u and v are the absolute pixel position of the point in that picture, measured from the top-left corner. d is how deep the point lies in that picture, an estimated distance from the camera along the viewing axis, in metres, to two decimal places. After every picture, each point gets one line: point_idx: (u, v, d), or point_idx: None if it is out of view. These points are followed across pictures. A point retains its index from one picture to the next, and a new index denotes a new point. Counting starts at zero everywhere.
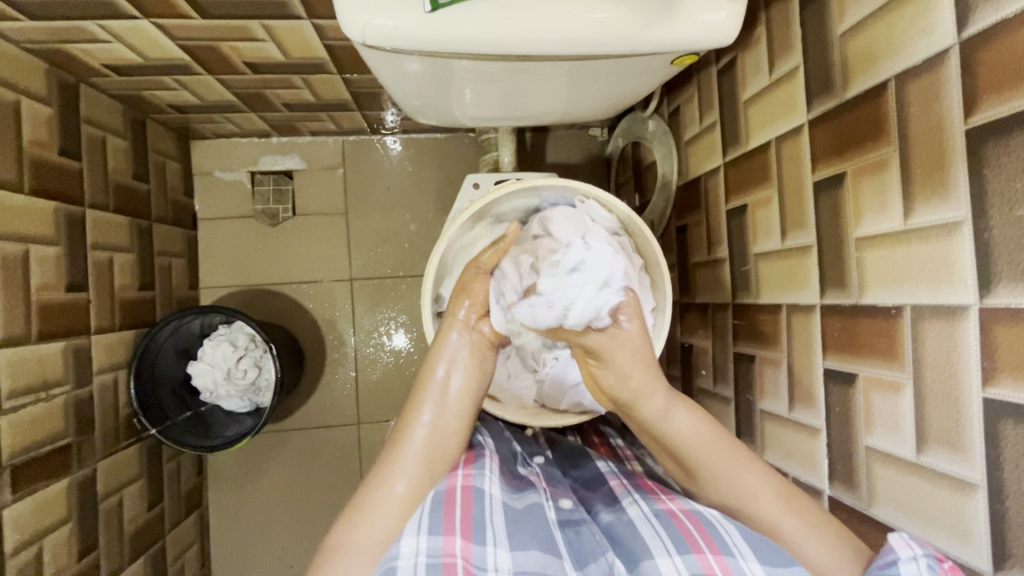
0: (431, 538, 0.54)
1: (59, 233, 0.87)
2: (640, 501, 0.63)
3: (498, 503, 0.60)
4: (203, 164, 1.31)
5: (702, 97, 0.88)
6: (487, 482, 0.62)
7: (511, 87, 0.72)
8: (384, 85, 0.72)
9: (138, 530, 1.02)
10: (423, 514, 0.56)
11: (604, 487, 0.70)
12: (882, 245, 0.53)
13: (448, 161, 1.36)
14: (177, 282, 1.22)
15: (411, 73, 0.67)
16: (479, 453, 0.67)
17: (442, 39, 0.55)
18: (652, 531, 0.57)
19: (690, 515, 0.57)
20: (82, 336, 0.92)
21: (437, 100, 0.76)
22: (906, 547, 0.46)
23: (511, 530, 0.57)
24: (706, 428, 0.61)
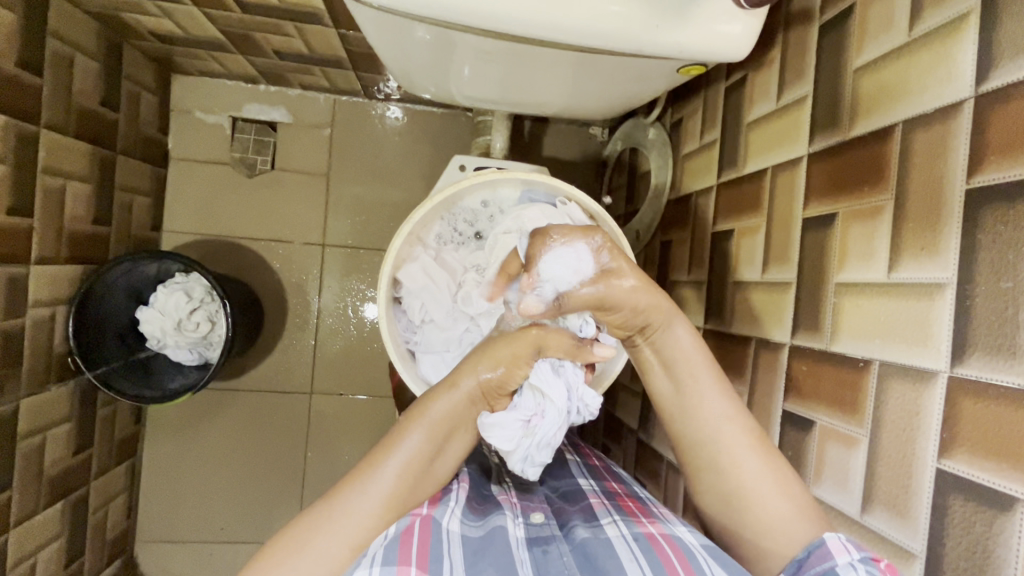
0: (386, 568, 0.50)
1: (5, 150, 0.81)
2: (619, 522, 0.60)
3: (456, 539, 0.56)
4: (182, 102, 1.24)
5: (706, 112, 0.86)
6: (448, 517, 0.58)
7: (511, 69, 0.68)
8: (376, 47, 0.67)
9: (59, 474, 0.97)
10: (378, 549, 0.52)
11: (582, 503, 0.67)
12: (862, 294, 0.51)
13: (441, 137, 1.31)
14: (138, 221, 1.15)
15: (408, 38, 0.62)
16: (447, 490, 0.65)
17: (438, 6, 0.51)
18: (630, 555, 0.54)
19: (671, 542, 0.55)
20: (20, 265, 0.85)
21: (432, 71, 0.72)
22: (843, 552, 0.46)
23: (471, 560, 0.54)
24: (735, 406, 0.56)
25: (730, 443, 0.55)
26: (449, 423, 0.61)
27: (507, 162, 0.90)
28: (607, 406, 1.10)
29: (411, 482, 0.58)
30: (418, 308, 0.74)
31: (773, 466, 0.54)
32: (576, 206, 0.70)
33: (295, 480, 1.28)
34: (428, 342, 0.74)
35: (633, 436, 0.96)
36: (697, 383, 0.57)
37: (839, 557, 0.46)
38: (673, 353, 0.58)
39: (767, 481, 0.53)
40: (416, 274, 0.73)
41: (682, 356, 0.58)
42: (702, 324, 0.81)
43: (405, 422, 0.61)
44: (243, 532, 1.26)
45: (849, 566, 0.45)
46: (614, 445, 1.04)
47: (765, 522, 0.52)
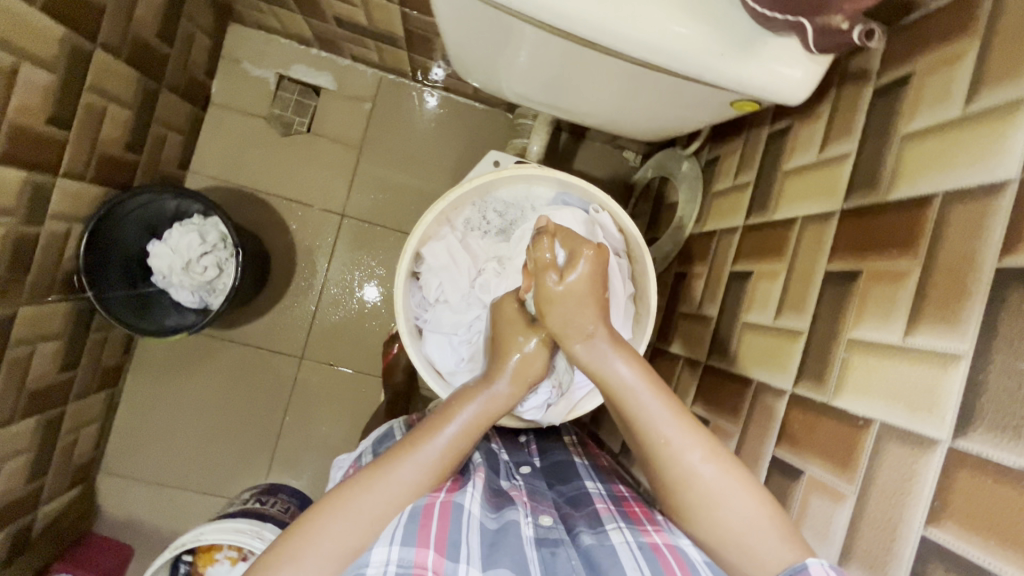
0: (404, 549, 0.50)
1: (58, 61, 0.81)
2: (625, 530, 0.58)
3: (475, 525, 0.55)
4: (233, 51, 1.25)
5: (744, 154, 0.87)
6: (468, 498, 0.57)
7: (567, 68, 0.68)
8: (440, 24, 0.68)
9: (40, 388, 0.97)
10: (397, 526, 0.52)
11: (589, 507, 0.65)
12: (872, 353, 0.52)
13: (477, 132, 1.32)
14: (168, 156, 1.16)
15: (474, 21, 0.63)
16: (464, 478, 0.62)
17: None
18: (636, 565, 0.53)
19: (675, 553, 0.54)
20: (47, 174, 0.86)
21: (489, 54, 0.71)
22: (823, 572, 0.44)
23: (487, 551, 0.54)
24: (683, 414, 0.56)
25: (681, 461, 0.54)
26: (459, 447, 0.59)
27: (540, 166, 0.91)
28: (592, 425, 1.10)
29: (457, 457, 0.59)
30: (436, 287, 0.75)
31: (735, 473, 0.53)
32: (607, 218, 0.72)
33: (268, 442, 1.27)
34: (438, 321, 0.75)
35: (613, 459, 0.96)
36: (631, 405, 0.57)
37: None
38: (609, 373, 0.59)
39: (731, 485, 0.52)
40: (440, 253, 0.74)
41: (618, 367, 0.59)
42: (704, 359, 0.81)
43: (458, 400, 0.62)
44: (207, 484, 1.25)
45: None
46: None
47: (728, 531, 0.51)
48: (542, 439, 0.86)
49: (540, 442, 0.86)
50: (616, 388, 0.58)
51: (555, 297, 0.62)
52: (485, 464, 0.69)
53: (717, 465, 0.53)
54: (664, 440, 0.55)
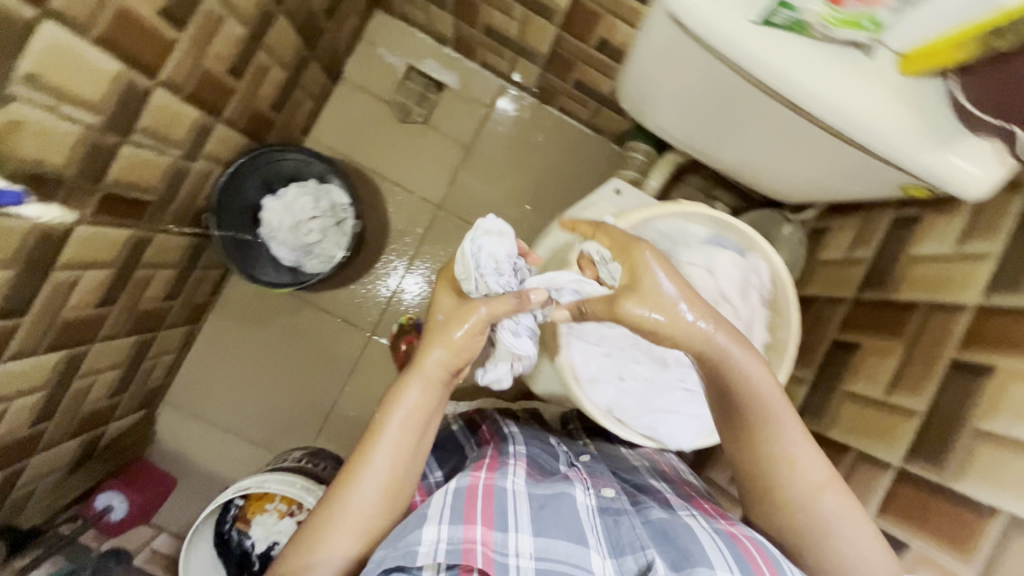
0: (452, 529, 0.55)
1: (254, 18, 0.87)
2: (698, 516, 0.64)
3: (521, 497, 0.61)
4: (373, 35, 1.32)
5: (861, 233, 0.90)
6: (510, 481, 0.62)
7: (739, 123, 0.72)
8: (629, 63, 0.74)
9: (146, 311, 1.01)
10: (443, 505, 0.58)
11: (657, 493, 0.71)
12: (1002, 447, 0.55)
13: (582, 156, 1.36)
14: (298, 121, 1.22)
15: (670, 70, 0.69)
16: (504, 461, 0.67)
17: (748, 52, 0.58)
18: (715, 545, 0.58)
19: (752, 539, 0.59)
20: (213, 117, 0.91)
21: (662, 101, 0.76)
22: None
23: (535, 517, 0.59)
24: (808, 441, 0.60)
25: (803, 484, 0.59)
26: (422, 406, 0.64)
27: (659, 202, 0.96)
28: None
29: (418, 427, 0.63)
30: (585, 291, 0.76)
31: (848, 502, 0.59)
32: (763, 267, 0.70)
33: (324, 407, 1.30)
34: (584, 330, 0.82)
35: None
36: (775, 435, 0.60)
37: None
38: (751, 395, 0.59)
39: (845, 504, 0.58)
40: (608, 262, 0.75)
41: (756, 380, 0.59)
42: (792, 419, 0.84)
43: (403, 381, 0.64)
44: (258, 435, 1.28)
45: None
46: None
47: (844, 552, 0.58)
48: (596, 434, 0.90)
49: (587, 436, 0.91)
50: (757, 413, 0.60)
51: (634, 325, 0.56)
52: (527, 450, 0.72)
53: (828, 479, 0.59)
54: (790, 458, 0.60)
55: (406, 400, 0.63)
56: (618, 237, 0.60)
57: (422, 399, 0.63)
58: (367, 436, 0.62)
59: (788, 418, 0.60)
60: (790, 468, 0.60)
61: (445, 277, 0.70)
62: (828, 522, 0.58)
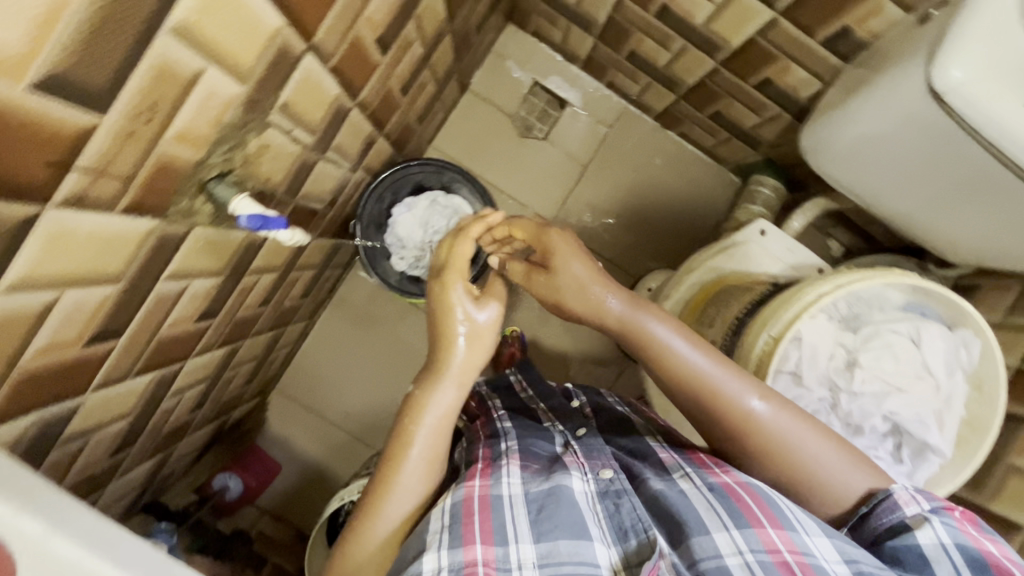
0: (453, 552, 0.57)
1: (432, 39, 0.90)
2: (692, 475, 0.66)
3: (517, 500, 0.62)
4: (503, 48, 1.33)
5: (1020, 298, 0.88)
6: (505, 485, 0.65)
7: (946, 197, 0.78)
8: (850, 120, 0.79)
9: (287, 308, 1.06)
10: (443, 527, 0.60)
11: (653, 457, 0.72)
12: None
13: (698, 184, 1.36)
14: (429, 131, 1.25)
15: (902, 136, 0.74)
16: (497, 463, 0.69)
17: (1015, 136, 0.62)
18: (708, 504, 0.60)
19: (746, 488, 0.61)
20: (380, 132, 0.94)
21: (863, 169, 0.84)
22: (911, 504, 0.60)
23: (536, 522, 0.60)
24: (706, 363, 0.68)
25: (756, 442, 0.66)
26: (449, 409, 0.71)
27: (804, 249, 0.96)
28: None
29: (447, 422, 0.71)
30: (794, 361, 0.78)
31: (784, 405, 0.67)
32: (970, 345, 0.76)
33: None
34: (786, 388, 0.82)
35: None
36: (702, 391, 0.68)
37: (907, 507, 0.60)
38: (668, 355, 0.69)
39: (811, 437, 0.65)
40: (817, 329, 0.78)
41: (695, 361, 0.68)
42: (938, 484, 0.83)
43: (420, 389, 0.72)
44: (359, 430, 1.32)
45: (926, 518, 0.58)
46: None
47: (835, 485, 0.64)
48: (592, 398, 0.91)
49: (583, 394, 0.93)
50: (693, 378, 0.68)
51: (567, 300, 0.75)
52: (519, 442, 0.74)
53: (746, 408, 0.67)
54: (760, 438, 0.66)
55: (434, 404, 0.70)
56: (534, 229, 0.78)
57: (451, 399, 0.71)
58: (397, 442, 0.69)
59: (699, 357, 0.69)
60: (712, 407, 0.67)
61: (452, 270, 0.77)
62: (780, 435, 0.65)
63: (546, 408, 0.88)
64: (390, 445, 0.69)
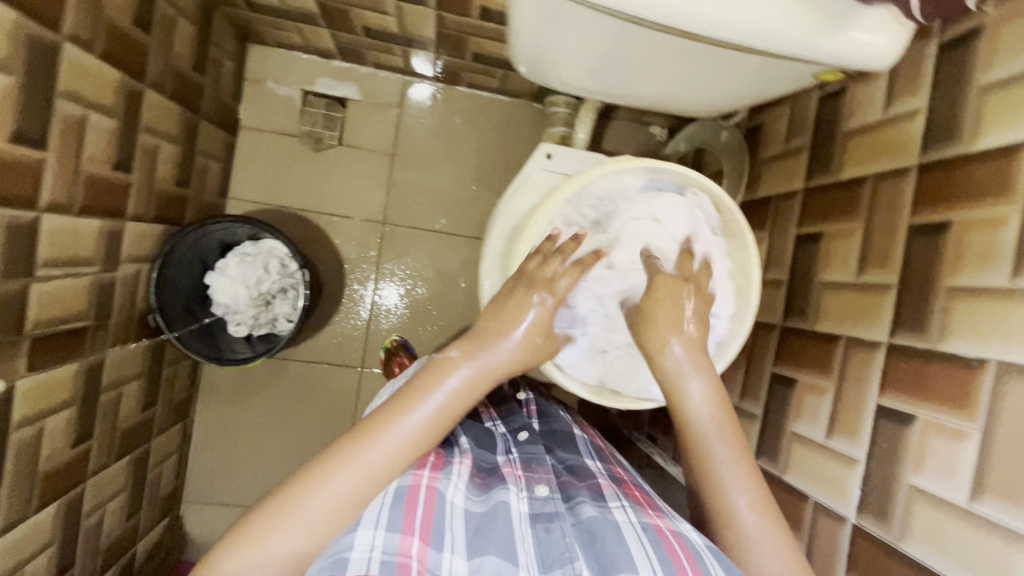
0: (389, 535, 0.50)
1: (118, 104, 0.81)
2: (627, 510, 0.62)
3: (457, 510, 0.56)
4: (256, 71, 1.25)
5: (794, 118, 0.89)
6: (451, 487, 0.58)
7: (634, 61, 0.73)
8: (511, 23, 0.71)
9: (127, 430, 0.99)
10: (377, 513, 0.53)
11: (591, 480, 0.69)
12: (978, 298, 0.55)
13: (507, 125, 1.32)
14: (210, 187, 1.16)
15: (557, 23, 0.66)
16: (449, 460, 0.64)
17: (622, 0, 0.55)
18: (639, 542, 0.56)
19: (679, 537, 0.56)
20: (118, 220, 0.86)
21: (565, 60, 0.76)
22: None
23: (471, 538, 0.54)
24: (739, 451, 0.62)
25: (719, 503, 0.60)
26: (449, 412, 0.60)
27: (587, 153, 0.93)
28: None
29: (432, 430, 0.59)
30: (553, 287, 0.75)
31: (775, 531, 0.57)
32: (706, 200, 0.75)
33: None
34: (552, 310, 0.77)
35: None
36: (699, 434, 0.62)
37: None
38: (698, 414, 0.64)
39: (771, 545, 0.56)
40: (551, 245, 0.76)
41: (697, 404, 0.64)
42: (779, 323, 0.84)
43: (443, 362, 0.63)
44: None
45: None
46: (666, 436, 1.07)
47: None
48: (541, 401, 0.90)
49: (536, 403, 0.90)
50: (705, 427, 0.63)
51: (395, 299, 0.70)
52: (471, 441, 0.71)
53: (710, 412, 0.63)
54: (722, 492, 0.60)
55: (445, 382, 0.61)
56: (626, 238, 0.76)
57: (454, 393, 0.61)
58: (382, 411, 0.59)
59: (702, 369, 0.65)
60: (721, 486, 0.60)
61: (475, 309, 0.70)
62: (744, 538, 0.57)
63: (490, 408, 0.84)
64: (352, 432, 0.58)
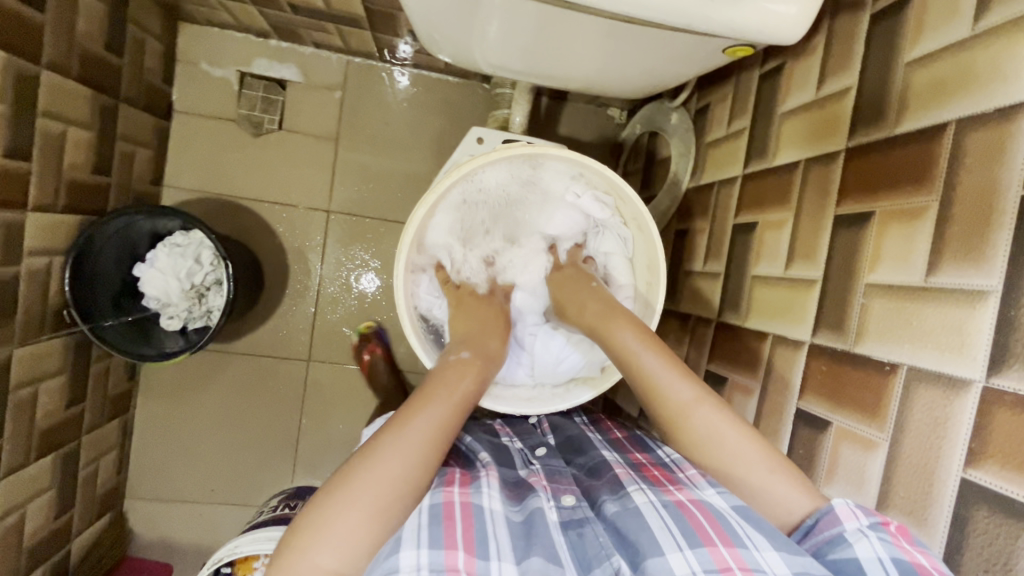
0: (433, 552, 0.46)
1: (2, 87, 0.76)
2: (646, 490, 0.56)
3: (499, 516, 0.52)
4: (188, 52, 1.19)
5: (736, 99, 0.83)
6: (485, 496, 0.54)
7: (540, 37, 0.64)
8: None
9: (50, 428, 0.96)
10: (419, 527, 0.49)
11: (608, 472, 0.62)
12: (894, 296, 0.50)
13: (457, 107, 1.26)
14: (138, 175, 1.11)
15: None
16: (475, 473, 0.59)
17: None
18: (661, 523, 0.51)
19: (701, 506, 0.52)
20: (15, 211, 0.82)
21: (470, 35, 0.67)
22: (853, 518, 0.46)
23: (517, 543, 0.50)
24: (712, 404, 0.57)
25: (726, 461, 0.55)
26: (447, 423, 0.56)
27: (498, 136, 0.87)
28: (607, 394, 1.09)
29: (420, 449, 0.52)
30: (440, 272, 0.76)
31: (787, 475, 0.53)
32: (600, 198, 0.75)
33: (289, 447, 1.27)
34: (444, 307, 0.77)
35: (634, 425, 0.96)
36: (668, 397, 0.58)
37: (848, 523, 0.46)
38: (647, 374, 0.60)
39: (777, 486, 0.53)
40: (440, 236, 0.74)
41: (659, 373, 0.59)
42: (715, 317, 0.80)
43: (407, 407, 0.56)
44: (233, 496, 1.25)
45: (859, 533, 0.45)
46: None
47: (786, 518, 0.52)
48: (552, 414, 0.79)
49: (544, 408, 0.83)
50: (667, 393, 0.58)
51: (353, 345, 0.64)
52: (492, 453, 0.65)
53: (716, 414, 0.57)
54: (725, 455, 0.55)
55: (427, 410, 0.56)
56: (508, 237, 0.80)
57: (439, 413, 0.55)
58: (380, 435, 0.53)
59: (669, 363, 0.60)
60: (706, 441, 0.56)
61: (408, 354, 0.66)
62: (731, 467, 0.55)
63: (503, 423, 0.78)
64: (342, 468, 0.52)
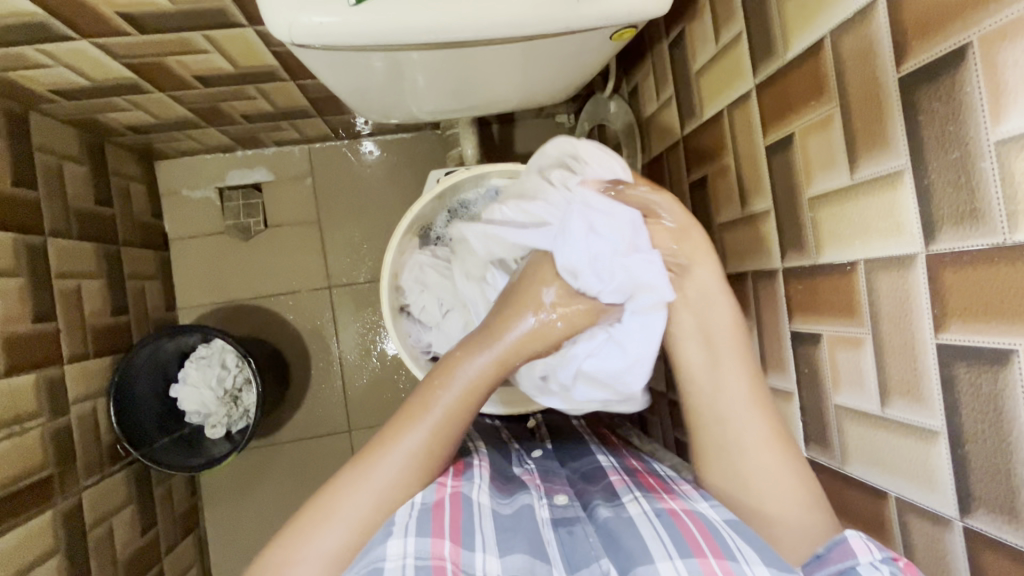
0: (420, 541, 0.51)
1: (18, 263, 0.86)
2: (641, 500, 0.61)
3: (486, 510, 0.57)
4: (169, 184, 1.30)
5: (656, 72, 0.88)
6: (475, 490, 0.59)
7: (463, 77, 0.70)
8: (331, 86, 0.69)
9: (131, 556, 1.02)
10: (408, 520, 0.54)
11: (604, 481, 0.68)
12: (833, 202, 0.53)
13: (418, 159, 1.34)
14: (153, 304, 1.21)
15: (366, 72, 0.64)
16: (468, 464, 0.65)
17: (373, 34, 0.53)
18: (653, 533, 0.54)
19: (693, 516, 0.56)
20: (54, 366, 0.90)
21: (401, 97, 0.74)
22: (866, 552, 0.47)
23: (501, 537, 0.55)
24: (755, 404, 0.60)
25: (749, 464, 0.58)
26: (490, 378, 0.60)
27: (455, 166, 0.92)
28: None
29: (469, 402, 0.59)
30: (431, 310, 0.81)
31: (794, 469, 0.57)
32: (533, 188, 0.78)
33: None
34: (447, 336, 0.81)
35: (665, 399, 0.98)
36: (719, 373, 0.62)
37: (861, 556, 0.47)
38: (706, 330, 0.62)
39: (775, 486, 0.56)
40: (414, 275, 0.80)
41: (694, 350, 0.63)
42: None
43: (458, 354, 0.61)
44: None
45: (872, 566, 0.46)
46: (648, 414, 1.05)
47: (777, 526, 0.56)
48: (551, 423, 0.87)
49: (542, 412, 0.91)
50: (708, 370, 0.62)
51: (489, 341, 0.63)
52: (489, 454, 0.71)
53: (761, 450, 0.58)
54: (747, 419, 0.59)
55: (463, 370, 0.60)
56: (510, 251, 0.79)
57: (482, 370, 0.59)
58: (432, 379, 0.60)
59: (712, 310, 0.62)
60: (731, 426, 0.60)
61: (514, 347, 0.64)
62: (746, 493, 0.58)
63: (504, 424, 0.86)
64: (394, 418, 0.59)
